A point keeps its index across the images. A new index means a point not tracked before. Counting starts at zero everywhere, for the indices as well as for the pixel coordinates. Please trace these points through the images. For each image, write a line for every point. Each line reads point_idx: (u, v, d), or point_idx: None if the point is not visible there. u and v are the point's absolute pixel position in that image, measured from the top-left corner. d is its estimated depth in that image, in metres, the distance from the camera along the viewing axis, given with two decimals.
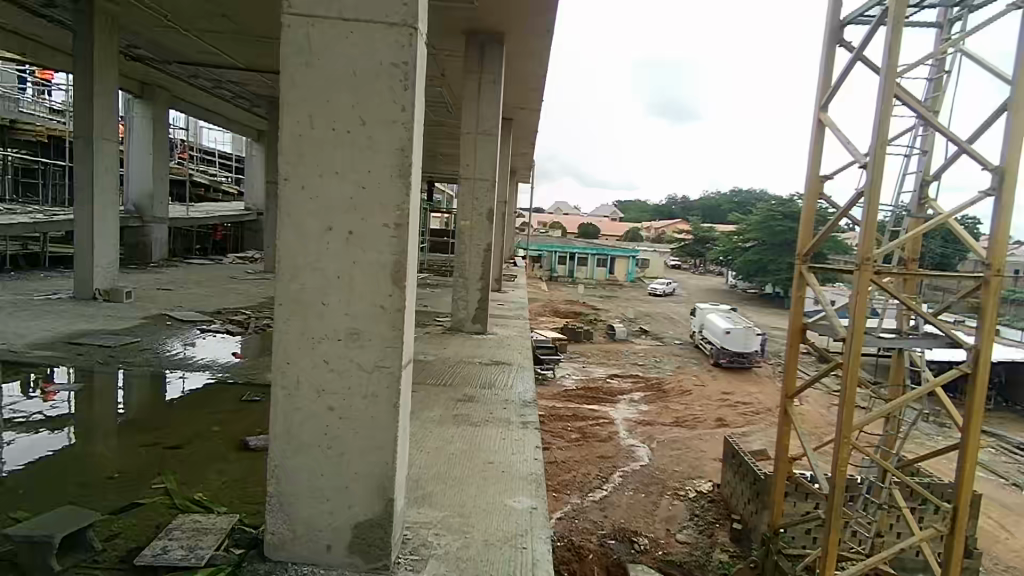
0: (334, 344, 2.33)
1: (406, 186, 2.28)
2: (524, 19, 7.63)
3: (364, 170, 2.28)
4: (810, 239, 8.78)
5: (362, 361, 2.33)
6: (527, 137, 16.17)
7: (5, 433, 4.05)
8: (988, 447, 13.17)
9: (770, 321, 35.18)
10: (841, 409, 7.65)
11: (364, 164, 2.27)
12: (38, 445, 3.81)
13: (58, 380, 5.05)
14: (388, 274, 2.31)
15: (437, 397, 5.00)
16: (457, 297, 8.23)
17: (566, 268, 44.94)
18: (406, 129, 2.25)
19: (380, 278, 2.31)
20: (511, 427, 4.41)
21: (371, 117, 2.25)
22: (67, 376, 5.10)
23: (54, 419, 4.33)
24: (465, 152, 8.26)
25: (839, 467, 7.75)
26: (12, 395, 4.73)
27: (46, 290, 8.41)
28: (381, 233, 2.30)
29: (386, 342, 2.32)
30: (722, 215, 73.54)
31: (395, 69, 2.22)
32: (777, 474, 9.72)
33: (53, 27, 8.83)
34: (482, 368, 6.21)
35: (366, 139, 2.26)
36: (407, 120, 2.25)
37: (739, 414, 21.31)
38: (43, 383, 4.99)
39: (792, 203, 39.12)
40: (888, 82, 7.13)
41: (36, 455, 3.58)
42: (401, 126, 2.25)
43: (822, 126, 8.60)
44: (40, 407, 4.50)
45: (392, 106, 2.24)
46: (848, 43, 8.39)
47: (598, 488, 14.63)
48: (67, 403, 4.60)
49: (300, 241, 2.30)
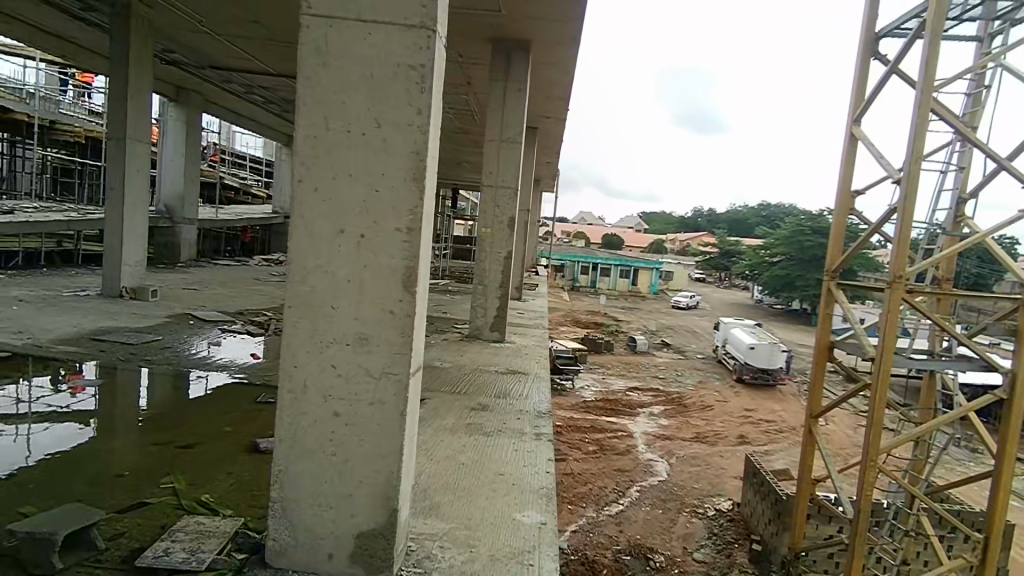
0: (342, 348, 2.29)
1: (420, 190, 2.24)
2: (551, 27, 7.61)
3: (378, 173, 2.24)
4: (839, 255, 8.56)
5: (369, 367, 2.29)
6: (553, 146, 16.14)
7: (34, 423, 4.15)
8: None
9: (796, 338, 34.46)
10: (869, 431, 7.38)
11: (378, 167, 2.24)
12: (64, 436, 3.90)
13: (83, 375, 5.13)
14: (398, 278, 2.27)
15: (450, 404, 4.96)
16: (475, 304, 8.19)
17: (588, 278, 44.75)
18: (421, 132, 2.22)
19: (390, 283, 2.27)
20: (524, 438, 4.33)
21: (387, 120, 2.22)
22: (92, 372, 5.19)
23: (79, 411, 4.42)
24: (488, 159, 8.22)
25: (865, 491, 7.48)
26: (40, 387, 4.84)
27: (75, 287, 8.60)
28: (393, 237, 2.26)
29: (394, 348, 2.28)
30: (748, 229, 72.59)
31: (412, 71, 2.19)
32: (800, 495, 9.44)
33: (92, 30, 9.08)
34: (498, 377, 6.14)
35: (381, 142, 2.23)
36: (422, 124, 2.21)
37: (761, 431, 20.85)
38: (70, 377, 5.09)
39: (822, 218, 38.38)
40: (924, 97, 6.93)
41: (62, 447, 3.66)
42: (416, 129, 2.22)
43: (855, 141, 8.40)
44: (63, 401, 4.57)
45: (407, 109, 2.21)
46: (883, 56, 8.19)
47: (614, 502, 14.41)
48: (91, 397, 4.69)
49: (311, 243, 2.27)
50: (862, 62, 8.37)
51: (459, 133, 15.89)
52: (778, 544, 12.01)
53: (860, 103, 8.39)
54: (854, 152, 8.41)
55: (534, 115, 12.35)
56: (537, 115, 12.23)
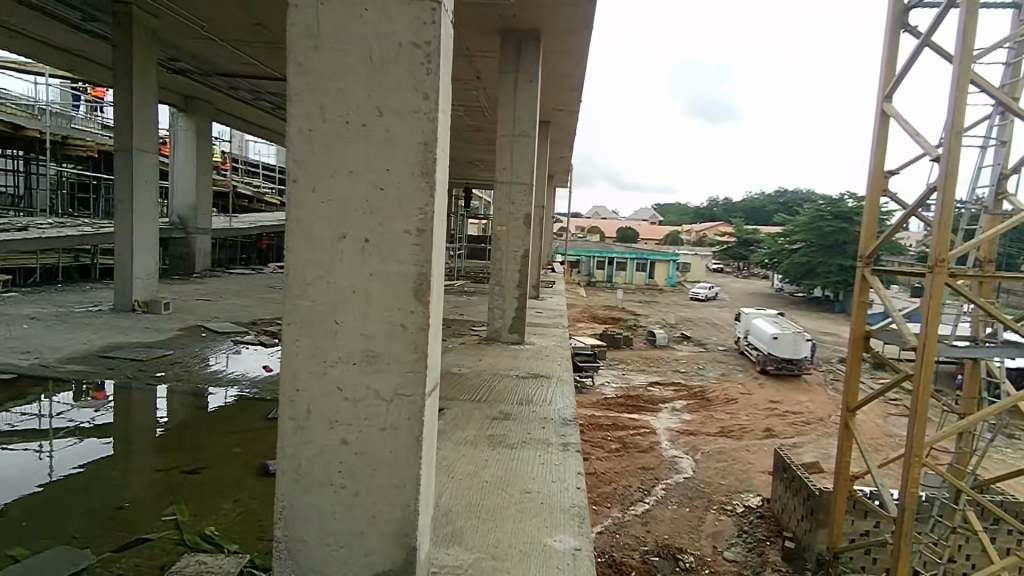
0: (349, 368, 2.03)
1: (430, 187, 1.97)
2: (562, 15, 7.31)
3: (381, 168, 1.97)
4: (873, 239, 8.18)
5: (380, 388, 2.03)
6: (565, 139, 15.82)
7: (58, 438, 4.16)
8: None
9: (820, 326, 33.76)
10: (913, 424, 6.98)
11: (382, 162, 1.97)
12: (81, 453, 3.88)
13: (103, 392, 5.04)
14: (409, 287, 2.01)
15: (470, 414, 4.70)
16: (493, 305, 7.92)
17: (604, 273, 44.34)
18: (430, 120, 1.94)
19: (399, 293, 2.00)
20: (550, 450, 4.06)
21: (390, 107, 1.95)
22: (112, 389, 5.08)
23: (97, 427, 4.34)
24: (502, 155, 7.93)
25: (909, 487, 7.09)
26: (65, 403, 4.85)
27: (87, 302, 8.49)
28: (402, 241, 1.99)
29: (406, 366, 2.02)
30: (765, 217, 71.52)
31: (416, 50, 1.92)
32: (837, 492, 9.01)
33: (96, 42, 8.99)
34: (519, 382, 5.87)
35: (384, 133, 1.96)
36: (430, 110, 1.94)
37: (788, 424, 20.35)
38: (92, 394, 5.02)
39: (842, 203, 37.54)
40: (963, 68, 6.56)
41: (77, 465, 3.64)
42: (423, 117, 1.94)
43: (886, 118, 8.01)
44: (83, 417, 4.52)
45: (412, 93, 1.94)
46: (914, 28, 7.80)
47: (639, 501, 14.08)
48: (110, 412, 4.62)
49: (309, 250, 2.00)
50: (891, 35, 7.97)
51: (469, 131, 15.64)
52: (813, 541, 11.60)
53: (890, 78, 8.01)
54: (885, 130, 8.03)
55: (546, 109, 12.03)
56: (549, 108, 11.92)
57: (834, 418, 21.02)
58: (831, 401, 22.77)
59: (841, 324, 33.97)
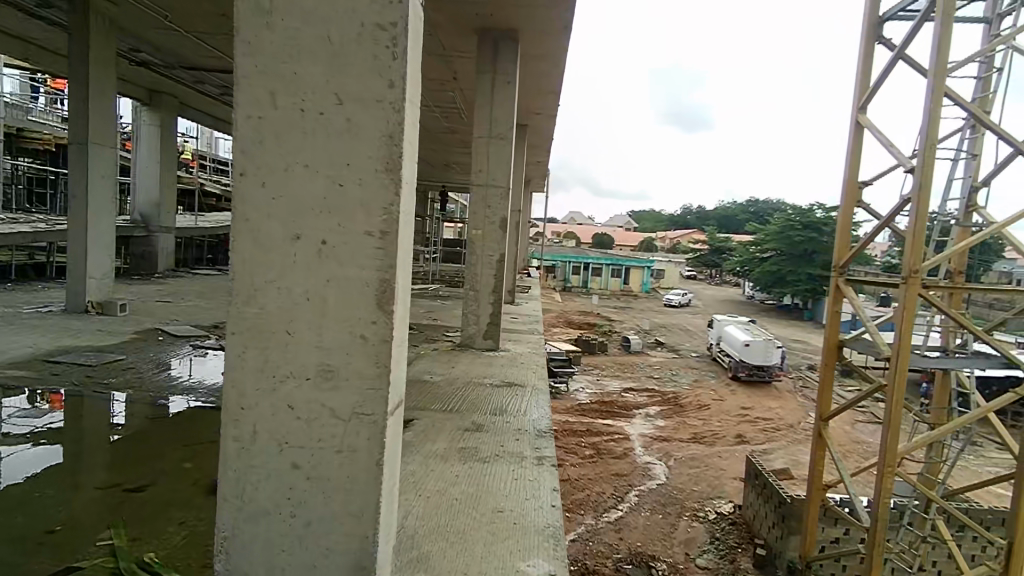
0: (302, 384, 1.82)
1: (394, 184, 1.78)
2: (540, 15, 7.17)
3: (342, 162, 1.78)
4: (846, 249, 8.21)
5: (336, 407, 1.83)
6: (542, 143, 15.71)
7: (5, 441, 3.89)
8: None
9: (790, 333, 34.30)
10: (886, 434, 6.97)
11: (341, 155, 1.77)
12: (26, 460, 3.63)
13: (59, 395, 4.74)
14: (371, 296, 1.81)
15: (440, 425, 4.49)
16: (467, 311, 7.72)
17: (580, 278, 44.46)
18: (395, 110, 1.76)
19: (360, 300, 1.81)
20: (524, 464, 3.86)
21: (351, 95, 1.76)
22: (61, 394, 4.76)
23: (46, 431, 4.07)
24: (477, 157, 7.73)
25: (882, 497, 7.08)
26: (19, 405, 4.54)
27: (37, 302, 8.04)
28: (363, 243, 1.80)
29: (366, 382, 1.82)
30: (738, 225, 72.66)
31: (381, 32, 1.73)
32: (810, 500, 8.96)
33: (53, 30, 8.59)
34: (493, 391, 5.68)
35: (344, 123, 1.76)
36: (396, 99, 1.75)
37: (759, 430, 20.52)
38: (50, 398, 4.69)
39: (812, 213, 38.25)
40: (936, 80, 6.62)
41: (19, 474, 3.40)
42: (388, 106, 1.75)
43: (861, 129, 8.07)
44: (35, 421, 4.23)
45: (377, 80, 1.75)
46: (889, 41, 7.88)
47: (613, 508, 13.97)
48: (61, 417, 4.33)
49: (259, 252, 1.80)
50: (865, 46, 8.04)
51: (445, 133, 15.42)
52: (784, 548, 11.63)
53: (865, 89, 8.08)
54: (860, 140, 8.08)
55: (524, 112, 11.89)
56: (525, 111, 11.80)
57: (803, 425, 21.28)
58: (801, 408, 23.05)
59: (810, 332, 34.54)
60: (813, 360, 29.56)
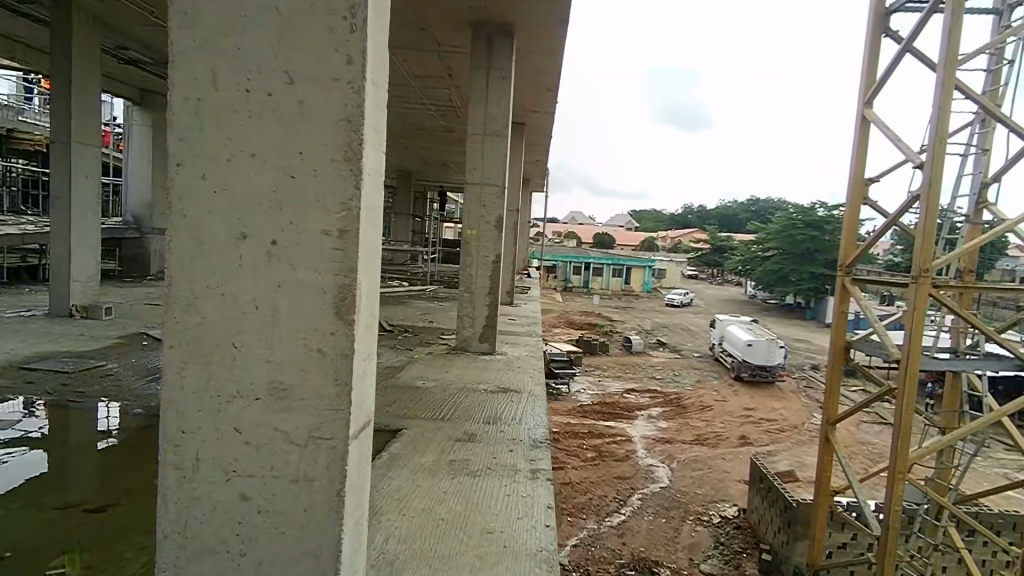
0: (251, 405, 1.60)
1: (353, 176, 1.55)
2: (535, 8, 6.93)
3: (293, 150, 1.55)
4: (852, 248, 7.95)
5: (291, 431, 1.60)
6: (541, 142, 15.48)
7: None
8: None
9: (792, 333, 34.03)
10: (896, 439, 6.73)
11: (292, 143, 1.55)
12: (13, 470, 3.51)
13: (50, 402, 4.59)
14: (328, 304, 1.58)
15: (429, 436, 4.26)
16: (462, 313, 7.49)
17: (580, 278, 44.23)
18: (354, 90, 1.53)
19: (316, 310, 1.58)
20: (517, 478, 3.62)
21: (302, 73, 1.53)
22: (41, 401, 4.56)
23: (27, 439, 3.93)
24: (471, 155, 7.48)
25: (892, 505, 6.84)
26: (14, 412, 4.40)
27: (21, 306, 7.83)
28: (320, 244, 1.57)
29: (323, 403, 1.59)
30: (739, 224, 72.36)
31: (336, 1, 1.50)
32: (817, 505, 8.71)
33: (38, 27, 8.40)
34: (487, 398, 5.45)
35: (296, 105, 1.54)
36: (354, 78, 1.53)
37: (763, 431, 20.26)
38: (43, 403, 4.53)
39: (813, 212, 37.96)
40: (947, 73, 6.37)
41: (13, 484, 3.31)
42: (345, 87, 1.53)
43: (867, 124, 7.81)
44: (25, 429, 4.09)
45: (332, 56, 1.52)
46: (896, 33, 7.62)
47: (615, 512, 13.73)
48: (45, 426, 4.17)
49: (199, 254, 1.57)
50: (871, 39, 7.78)
51: (442, 132, 15.20)
52: (790, 554, 11.39)
53: (871, 83, 7.81)
54: (866, 136, 7.82)
55: (521, 109, 11.65)
56: (522, 109, 11.56)
57: (808, 426, 21.02)
58: (804, 408, 22.79)
59: (813, 331, 34.27)
60: (816, 360, 29.30)
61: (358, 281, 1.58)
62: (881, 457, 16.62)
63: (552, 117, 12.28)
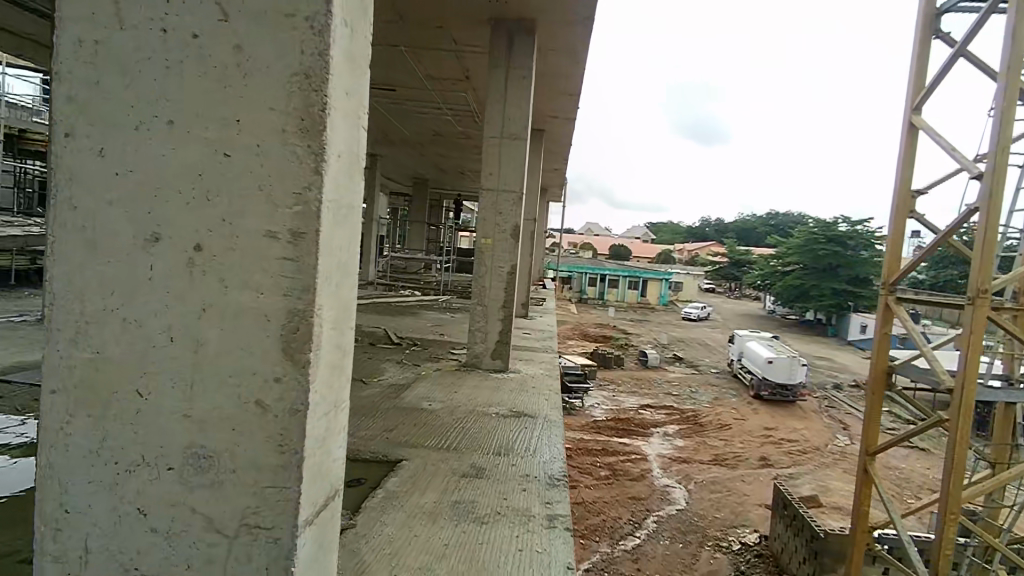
0: (171, 466, 1.30)
1: (306, 187, 1.25)
2: (559, 3, 6.49)
3: (228, 121, 1.26)
4: (897, 265, 7.38)
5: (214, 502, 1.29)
6: (559, 150, 15.03)
7: None
8: None
9: (813, 350, 33.09)
10: (949, 476, 6.08)
11: (221, 126, 1.26)
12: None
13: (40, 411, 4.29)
14: (272, 342, 1.27)
15: (433, 470, 3.77)
16: (474, 327, 7.00)
17: (596, 290, 43.66)
18: (307, 78, 1.23)
19: (257, 348, 1.27)
20: (531, 527, 3.12)
21: (246, 45, 1.24)
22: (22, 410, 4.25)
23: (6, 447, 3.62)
24: (487, 159, 7.00)
25: (941, 549, 6.19)
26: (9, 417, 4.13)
27: (14, 311, 7.49)
28: (263, 268, 1.26)
29: (258, 467, 1.28)
30: (758, 239, 71.31)
31: None
32: (853, 542, 7.99)
33: (44, 23, 8.18)
34: (498, 423, 4.95)
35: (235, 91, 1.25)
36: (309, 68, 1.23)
37: (784, 452, 19.48)
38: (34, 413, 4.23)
39: (835, 227, 37.09)
40: (1011, 75, 5.83)
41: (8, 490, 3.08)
42: (296, 75, 1.23)
43: (915, 131, 7.26)
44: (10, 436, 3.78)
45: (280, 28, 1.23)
46: (948, 35, 7.09)
47: (629, 535, 13.09)
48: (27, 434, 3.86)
49: (104, 261, 1.29)
50: (920, 41, 7.25)
51: (458, 139, 14.83)
52: None
53: (919, 88, 7.27)
54: (913, 144, 7.28)
55: (540, 115, 11.21)
56: (541, 115, 11.12)
57: (831, 448, 20.19)
58: (827, 430, 21.95)
59: (835, 349, 33.30)
60: (839, 379, 28.38)
61: (310, 310, 1.27)
62: (911, 484, 15.80)
63: (572, 124, 11.83)
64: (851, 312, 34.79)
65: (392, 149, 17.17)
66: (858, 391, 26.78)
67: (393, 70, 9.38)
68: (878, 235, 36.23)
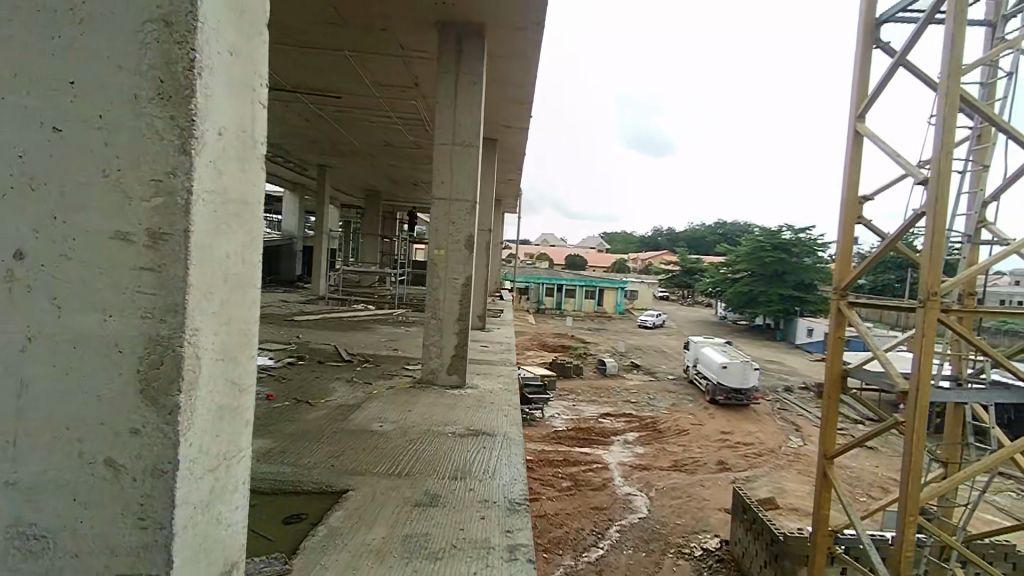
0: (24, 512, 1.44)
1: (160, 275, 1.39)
2: (509, 7, 6.34)
3: (64, 102, 1.39)
4: (847, 270, 7.45)
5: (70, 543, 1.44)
6: (512, 159, 14.91)
7: None
8: (1009, 491, 12.06)
9: (765, 354, 33.93)
10: (907, 476, 6.11)
11: (65, 184, 1.40)
12: None
13: None
14: (130, 399, 1.41)
15: (382, 499, 3.47)
16: (428, 342, 6.69)
17: (553, 300, 43.75)
18: (165, 178, 1.38)
19: (115, 404, 1.41)
20: (489, 561, 2.84)
21: (110, 123, 1.39)
22: None
23: None
24: (439, 167, 6.73)
25: (901, 550, 6.21)
26: None
27: None
28: (121, 339, 1.40)
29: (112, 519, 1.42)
30: (708, 247, 73.17)
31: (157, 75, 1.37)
32: (815, 547, 7.94)
33: None
34: (456, 444, 4.65)
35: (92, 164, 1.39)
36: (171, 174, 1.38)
37: (741, 456, 19.76)
38: None
39: (780, 234, 38.34)
40: (951, 84, 5.97)
41: None
42: (156, 173, 1.38)
43: (860, 139, 7.36)
44: None
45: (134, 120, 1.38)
46: (888, 45, 7.25)
47: (593, 546, 12.89)
48: None
49: None
50: (862, 50, 7.39)
51: (410, 149, 14.54)
52: None
53: (862, 97, 7.40)
54: (859, 152, 7.37)
55: (493, 124, 11.06)
56: (493, 123, 10.97)
57: (785, 450, 20.59)
58: (781, 432, 22.41)
59: (785, 353, 34.22)
60: (790, 381, 29.14)
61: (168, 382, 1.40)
62: (862, 482, 16.20)
63: (525, 133, 11.72)
64: (799, 316, 35.90)
65: (342, 160, 16.71)
66: (808, 393, 27.54)
67: (339, 76, 9.05)
68: (821, 242, 37.63)
